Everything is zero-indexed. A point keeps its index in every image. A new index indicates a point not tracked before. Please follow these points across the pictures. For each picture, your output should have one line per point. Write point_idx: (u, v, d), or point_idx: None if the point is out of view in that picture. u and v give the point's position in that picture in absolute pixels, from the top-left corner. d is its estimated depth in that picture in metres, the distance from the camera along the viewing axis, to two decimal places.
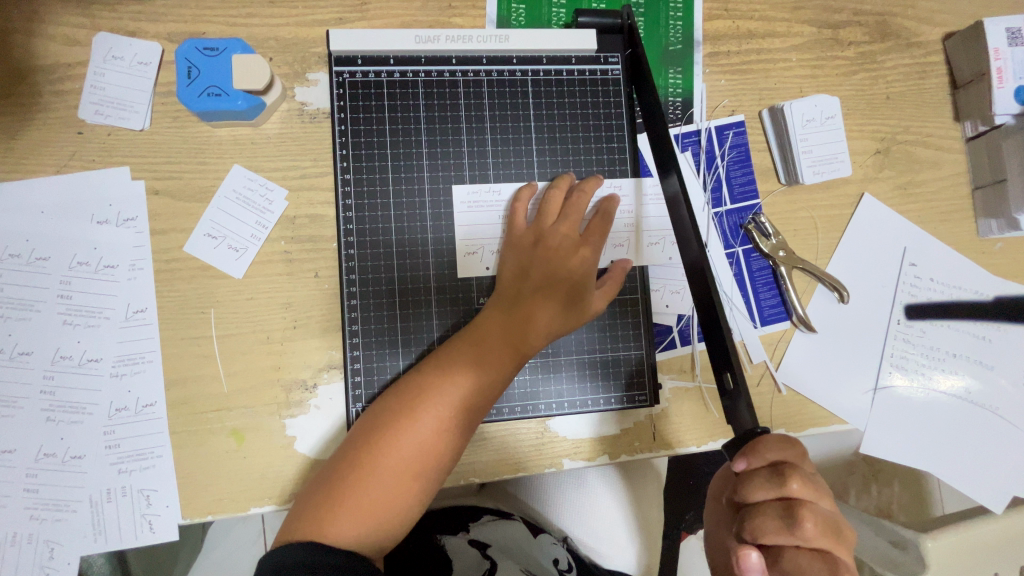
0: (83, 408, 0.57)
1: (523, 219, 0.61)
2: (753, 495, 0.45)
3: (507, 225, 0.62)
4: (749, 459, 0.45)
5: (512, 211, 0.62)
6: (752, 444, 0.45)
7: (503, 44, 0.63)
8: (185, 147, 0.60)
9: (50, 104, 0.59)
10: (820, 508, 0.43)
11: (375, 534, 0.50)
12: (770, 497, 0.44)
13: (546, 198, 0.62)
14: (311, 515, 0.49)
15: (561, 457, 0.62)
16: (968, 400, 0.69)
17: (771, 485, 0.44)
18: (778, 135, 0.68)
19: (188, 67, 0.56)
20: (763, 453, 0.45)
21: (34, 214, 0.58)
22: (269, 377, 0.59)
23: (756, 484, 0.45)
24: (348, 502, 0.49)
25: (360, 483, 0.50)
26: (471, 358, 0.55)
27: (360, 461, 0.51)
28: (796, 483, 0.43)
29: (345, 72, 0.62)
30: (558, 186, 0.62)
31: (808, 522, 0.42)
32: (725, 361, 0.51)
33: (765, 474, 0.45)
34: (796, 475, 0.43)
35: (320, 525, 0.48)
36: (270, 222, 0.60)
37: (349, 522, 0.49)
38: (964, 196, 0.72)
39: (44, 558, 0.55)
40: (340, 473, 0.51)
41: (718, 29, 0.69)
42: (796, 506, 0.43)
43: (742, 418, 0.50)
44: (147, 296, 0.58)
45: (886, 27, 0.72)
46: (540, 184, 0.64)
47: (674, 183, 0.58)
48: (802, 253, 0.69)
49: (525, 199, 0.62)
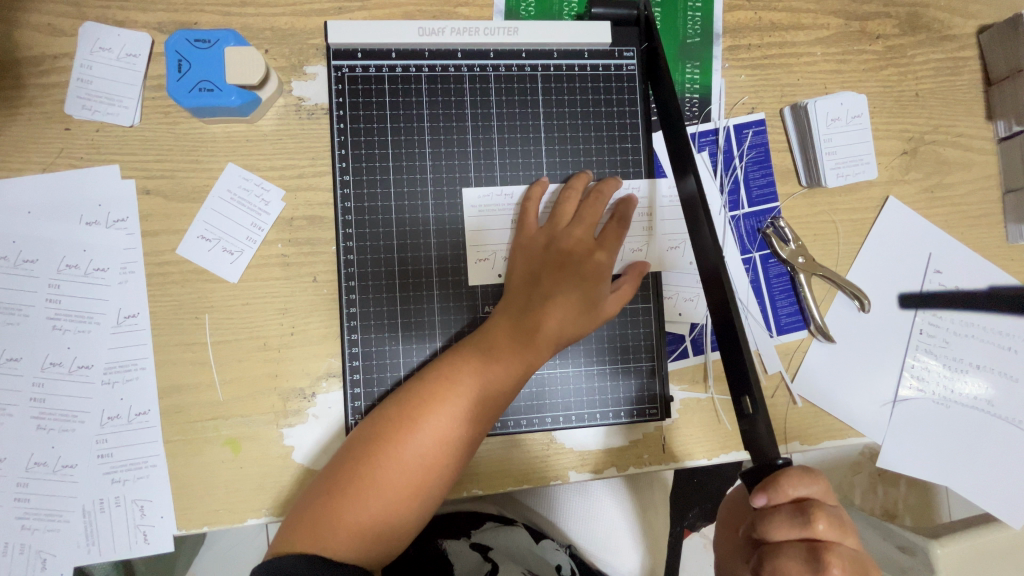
0: (74, 416, 0.55)
1: (534, 220, 0.59)
2: (776, 532, 0.44)
3: (518, 226, 0.59)
4: (770, 495, 0.44)
5: (523, 211, 0.59)
6: (774, 479, 0.44)
7: (511, 37, 0.60)
8: (177, 144, 0.57)
9: (35, 98, 0.56)
10: (846, 551, 0.43)
11: (373, 549, 0.48)
12: (793, 536, 0.44)
13: (561, 200, 0.59)
14: (305, 528, 0.47)
15: (567, 469, 0.60)
16: (991, 412, 0.66)
17: (795, 524, 0.43)
18: (800, 135, 0.65)
19: (178, 60, 0.53)
20: (787, 490, 0.43)
21: (21, 215, 0.55)
22: (266, 385, 0.57)
23: (779, 521, 0.44)
24: (344, 515, 0.47)
25: (358, 497, 0.48)
26: (476, 368, 0.53)
27: (360, 473, 0.49)
28: (822, 523, 0.43)
29: (344, 67, 0.59)
30: (574, 187, 0.59)
31: (835, 569, 0.41)
32: (744, 384, 0.49)
33: (788, 511, 0.44)
34: (822, 516, 0.43)
35: (317, 538, 0.46)
36: (266, 224, 0.57)
37: (347, 535, 0.47)
38: (994, 199, 0.68)
39: (36, 568, 0.54)
40: (338, 484, 0.49)
41: (738, 21, 0.65)
42: (821, 548, 0.43)
43: (761, 444, 0.47)
44: (139, 300, 0.56)
45: (917, 19, 0.68)
46: (553, 184, 0.61)
47: (690, 184, 0.54)
48: (823, 259, 0.66)
49: (536, 198, 0.59)
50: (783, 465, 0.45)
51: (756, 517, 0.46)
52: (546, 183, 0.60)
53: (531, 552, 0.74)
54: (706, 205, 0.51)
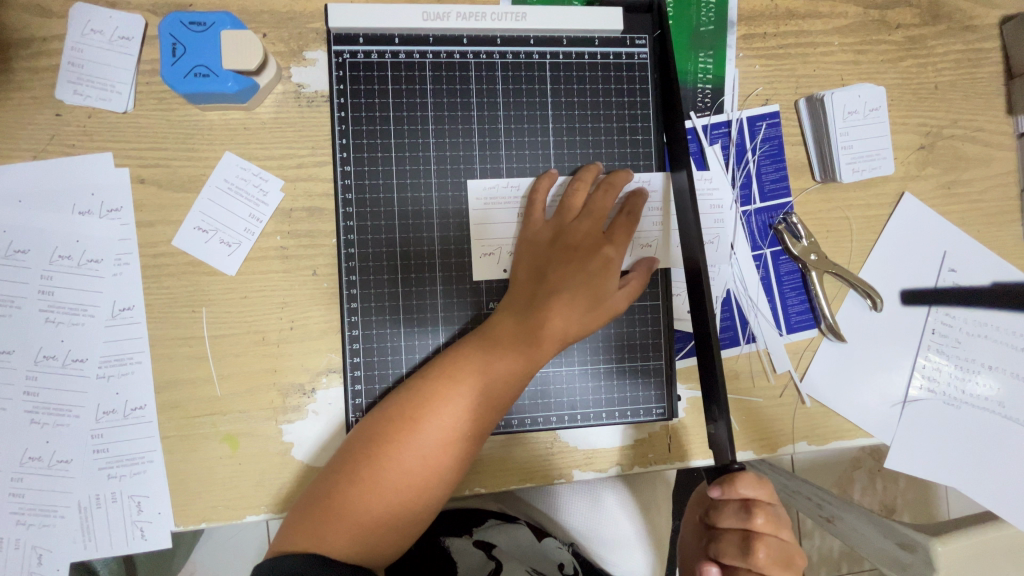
0: (70, 410, 0.54)
1: (540, 213, 0.57)
2: (721, 521, 0.50)
3: (524, 219, 0.58)
4: (723, 490, 0.49)
5: (530, 203, 0.57)
6: (728, 477, 0.49)
7: (519, 23, 0.58)
8: (172, 132, 0.55)
9: (25, 82, 0.54)
10: (776, 542, 0.48)
11: (376, 549, 0.47)
12: (735, 526, 0.49)
13: (568, 192, 0.57)
14: (304, 528, 0.46)
15: (571, 468, 0.59)
16: (1000, 412, 0.65)
17: (737, 517, 0.49)
18: (816, 128, 0.63)
19: (172, 43, 0.50)
20: (737, 488, 0.48)
21: (12, 204, 0.54)
22: (264, 380, 0.56)
23: (725, 513, 0.50)
24: (346, 514, 0.46)
25: (359, 496, 0.47)
26: (479, 366, 0.52)
27: (363, 473, 0.48)
28: (761, 518, 0.48)
29: (345, 52, 0.57)
30: (583, 178, 0.57)
31: (760, 554, 0.47)
32: (713, 395, 0.53)
33: (735, 505, 0.49)
34: (761, 511, 0.48)
35: (320, 537, 0.45)
36: (265, 215, 0.56)
37: (350, 536, 0.46)
38: (1011, 196, 0.66)
39: (32, 563, 0.53)
40: (340, 483, 0.48)
41: (754, 8, 0.63)
42: (754, 537, 0.48)
43: (723, 449, 0.52)
44: (134, 293, 0.55)
45: (939, 8, 0.65)
46: (561, 175, 0.59)
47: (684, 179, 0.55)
48: (835, 256, 0.64)
49: (544, 190, 0.57)
50: (739, 469, 0.49)
51: (710, 507, 0.52)
52: (554, 175, 0.58)
53: (534, 551, 0.74)
54: (695, 199, 0.52)
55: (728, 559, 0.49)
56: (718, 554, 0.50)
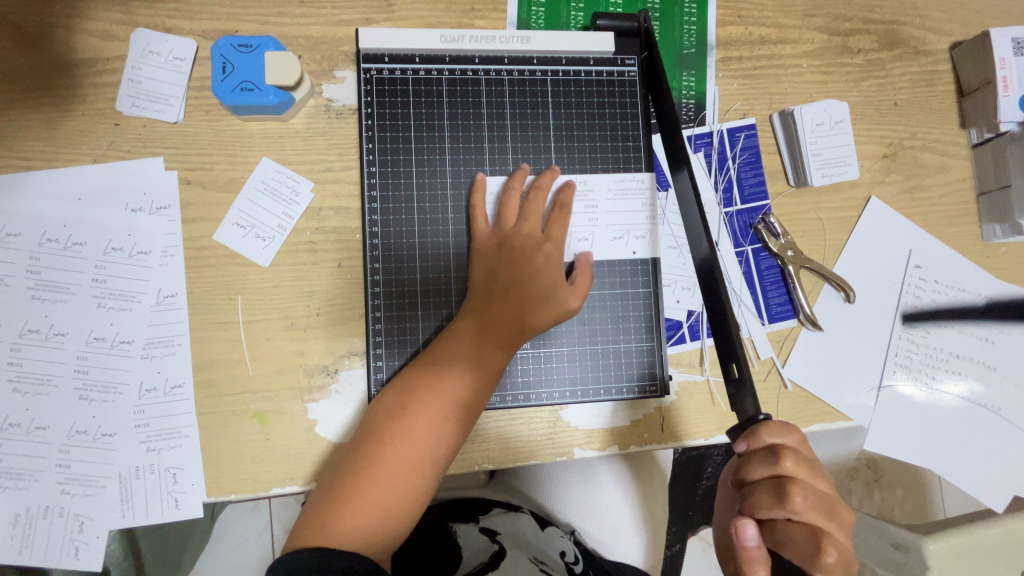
0: (115, 387, 0.59)
1: (484, 224, 0.63)
2: (752, 473, 0.47)
3: (471, 233, 0.64)
4: (749, 441, 0.48)
5: (474, 217, 0.63)
6: (753, 427, 0.48)
7: (524, 45, 0.66)
8: (217, 139, 0.62)
9: (88, 96, 0.61)
10: (812, 487, 0.45)
11: (386, 533, 0.51)
12: (767, 475, 0.46)
13: (504, 203, 0.63)
14: (316, 524, 0.50)
15: (572, 446, 0.64)
16: (971, 401, 0.71)
17: (766, 464, 0.46)
18: (788, 138, 0.70)
19: (223, 63, 0.58)
20: (763, 436, 0.47)
21: (72, 201, 0.60)
22: (292, 362, 0.61)
23: (754, 464, 0.47)
24: (350, 506, 0.51)
25: (360, 487, 0.52)
26: (472, 358, 0.57)
27: (359, 466, 0.53)
28: (790, 461, 0.46)
29: (372, 69, 0.64)
30: (513, 187, 0.63)
31: (797, 497, 0.44)
32: (730, 353, 0.55)
33: (762, 454, 0.47)
34: (790, 454, 0.46)
35: (344, 523, 0.50)
36: (297, 213, 0.62)
37: (370, 519, 0.51)
38: (969, 201, 0.73)
39: (73, 531, 0.57)
40: (341, 480, 0.53)
41: (731, 35, 0.71)
42: (790, 482, 0.45)
43: (743, 402, 0.53)
44: (177, 281, 0.61)
45: (895, 36, 0.74)
46: (493, 181, 0.65)
47: (685, 179, 0.61)
48: (811, 253, 0.71)
49: (480, 204, 0.63)
50: (765, 420, 0.49)
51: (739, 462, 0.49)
52: (483, 183, 0.64)
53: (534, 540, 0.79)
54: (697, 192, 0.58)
55: (764, 512, 0.46)
56: (753, 508, 0.46)
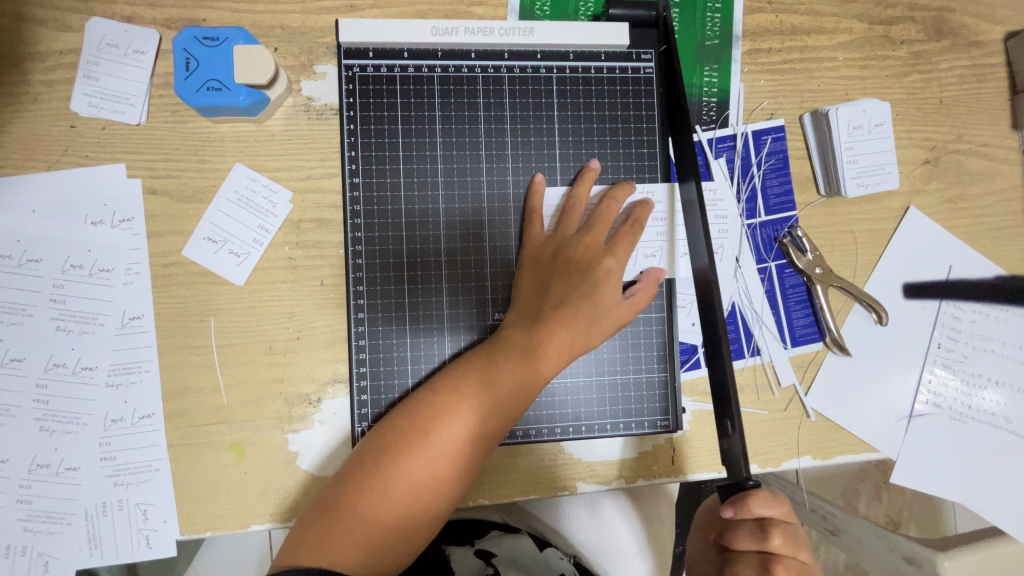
0: (78, 418, 0.54)
1: (540, 229, 0.58)
2: (737, 542, 0.45)
3: (524, 235, 0.58)
4: (736, 510, 0.45)
5: (528, 221, 0.58)
6: (743, 496, 0.44)
7: (527, 38, 0.58)
8: (184, 143, 0.56)
9: (40, 94, 0.55)
10: (797, 565, 0.44)
11: (380, 563, 0.46)
12: (751, 547, 0.45)
13: (567, 208, 0.58)
14: (310, 543, 0.45)
15: (575, 480, 0.59)
16: (1008, 429, 0.65)
17: (753, 538, 0.44)
18: (821, 143, 0.63)
19: (186, 58, 0.51)
20: (752, 508, 0.44)
21: (26, 213, 0.54)
22: (270, 390, 0.56)
23: (740, 534, 0.45)
24: (350, 527, 0.46)
25: (366, 510, 0.46)
26: (502, 376, 0.52)
27: (371, 485, 0.47)
28: (778, 539, 0.44)
29: (355, 66, 0.57)
30: (580, 195, 0.58)
31: None
32: (724, 407, 0.49)
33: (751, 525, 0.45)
34: (779, 533, 0.43)
35: (327, 550, 0.45)
36: (273, 226, 0.56)
37: (368, 544, 0.46)
38: (1017, 211, 0.66)
39: (37, 570, 0.53)
40: (347, 497, 0.47)
41: (759, 24, 0.63)
42: (774, 561, 0.44)
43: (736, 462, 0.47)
44: (144, 302, 0.55)
45: (943, 24, 0.66)
46: (558, 186, 0.60)
47: (690, 189, 0.54)
48: (840, 270, 0.64)
49: (538, 208, 0.58)
50: (753, 486, 0.45)
51: (724, 525, 0.47)
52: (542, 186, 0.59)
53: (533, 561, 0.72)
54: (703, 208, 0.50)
55: None
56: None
